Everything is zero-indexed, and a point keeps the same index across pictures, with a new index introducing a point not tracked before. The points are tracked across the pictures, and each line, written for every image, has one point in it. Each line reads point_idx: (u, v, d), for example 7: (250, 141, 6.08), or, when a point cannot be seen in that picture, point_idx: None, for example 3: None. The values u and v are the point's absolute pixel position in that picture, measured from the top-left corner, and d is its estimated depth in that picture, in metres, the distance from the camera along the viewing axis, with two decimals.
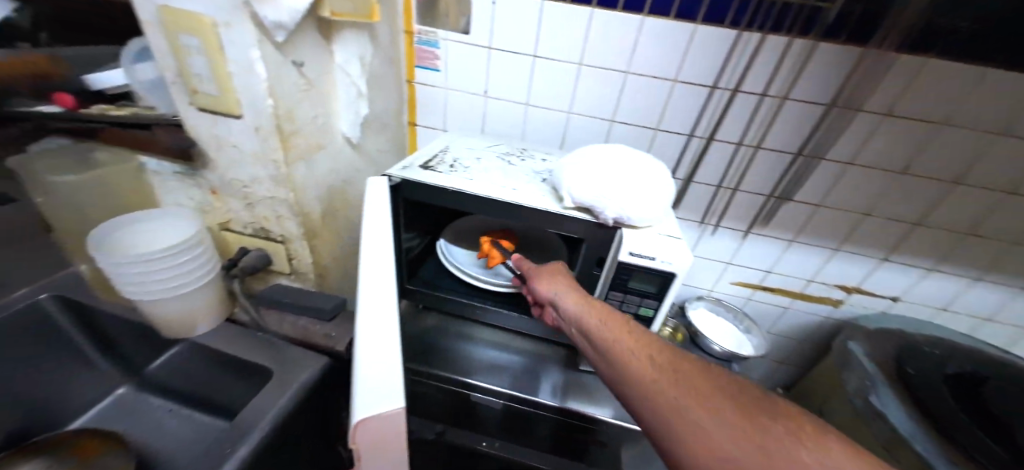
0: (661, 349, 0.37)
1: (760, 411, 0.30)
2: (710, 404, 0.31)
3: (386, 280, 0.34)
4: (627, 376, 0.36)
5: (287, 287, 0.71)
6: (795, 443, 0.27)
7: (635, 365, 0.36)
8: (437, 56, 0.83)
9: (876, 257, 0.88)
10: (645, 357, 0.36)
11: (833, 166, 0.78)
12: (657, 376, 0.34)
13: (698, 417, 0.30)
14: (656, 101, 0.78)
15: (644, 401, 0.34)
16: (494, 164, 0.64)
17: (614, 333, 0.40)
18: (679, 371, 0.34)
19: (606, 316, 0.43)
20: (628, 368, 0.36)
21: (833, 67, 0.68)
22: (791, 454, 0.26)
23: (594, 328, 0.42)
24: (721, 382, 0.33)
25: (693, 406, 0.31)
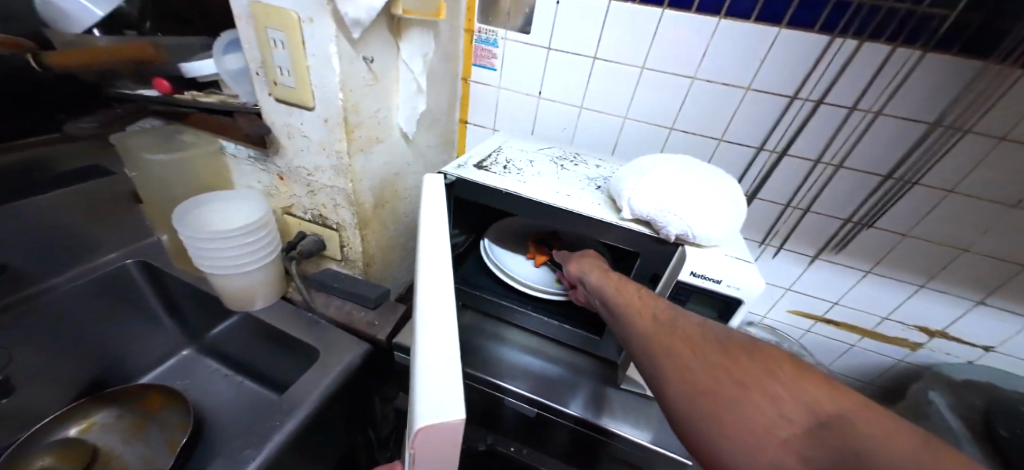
0: (672, 318, 0.40)
1: (743, 352, 0.33)
2: (710, 366, 0.33)
3: (442, 282, 0.35)
4: (640, 346, 0.39)
5: (337, 272, 0.74)
6: (769, 376, 0.31)
7: (637, 320, 0.41)
8: (494, 55, 0.83)
9: (971, 299, 0.77)
10: (647, 314, 0.41)
11: (928, 192, 0.69)
12: (665, 343, 0.37)
13: (684, 358, 0.35)
14: (723, 109, 0.73)
15: (641, 348, 0.39)
16: (547, 168, 0.63)
17: (623, 296, 0.45)
18: (686, 339, 0.36)
19: (626, 291, 0.45)
20: (630, 323, 0.42)
21: (940, 81, 0.60)
22: (762, 384, 0.30)
23: (613, 304, 0.45)
24: (721, 343, 0.35)
25: (696, 369, 0.34)
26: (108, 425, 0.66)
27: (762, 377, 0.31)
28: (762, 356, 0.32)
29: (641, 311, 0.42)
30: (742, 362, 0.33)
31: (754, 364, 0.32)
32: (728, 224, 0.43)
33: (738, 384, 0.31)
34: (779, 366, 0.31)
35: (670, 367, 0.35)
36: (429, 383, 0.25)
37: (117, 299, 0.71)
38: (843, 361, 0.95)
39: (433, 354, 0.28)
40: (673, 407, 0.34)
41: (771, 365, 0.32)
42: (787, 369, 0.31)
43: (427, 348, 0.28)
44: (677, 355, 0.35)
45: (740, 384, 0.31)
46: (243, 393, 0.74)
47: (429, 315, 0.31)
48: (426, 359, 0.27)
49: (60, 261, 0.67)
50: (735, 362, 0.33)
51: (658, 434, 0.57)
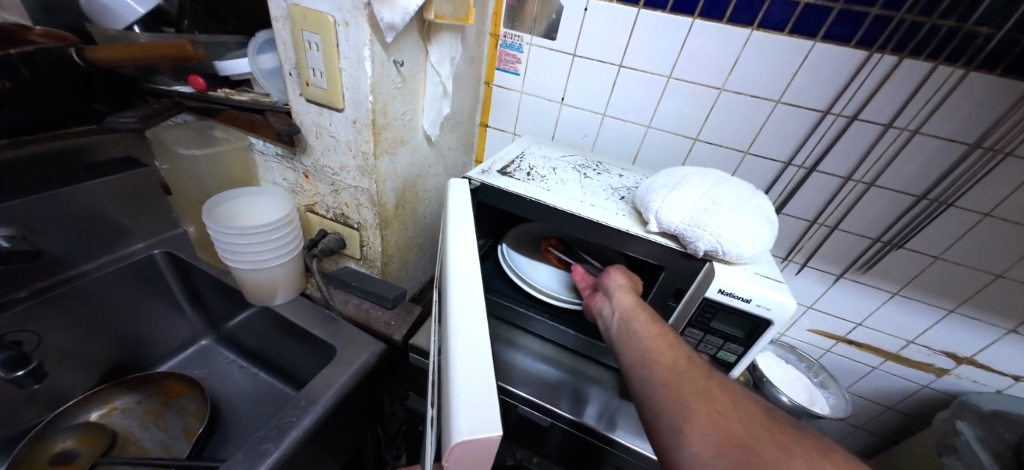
0: (702, 367, 0.38)
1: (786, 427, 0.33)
2: (750, 424, 0.32)
3: (473, 292, 0.35)
4: (664, 374, 0.37)
5: (355, 271, 0.74)
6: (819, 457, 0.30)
7: (668, 353, 0.39)
8: (518, 60, 0.83)
9: (1003, 328, 0.74)
10: (680, 354, 0.40)
11: (963, 215, 0.67)
12: (697, 384, 0.36)
13: (723, 407, 0.33)
14: (751, 121, 0.72)
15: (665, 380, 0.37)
16: (571, 176, 0.62)
17: (654, 328, 0.43)
18: (725, 391, 0.35)
19: (654, 321, 0.44)
20: (659, 352, 0.40)
21: (981, 102, 0.58)
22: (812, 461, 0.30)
23: (642, 326, 0.43)
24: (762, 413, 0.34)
25: (731, 419, 0.32)
26: (129, 409, 0.67)
27: (811, 453, 0.30)
28: (810, 437, 0.32)
29: (669, 345, 0.41)
30: (787, 433, 0.32)
31: (801, 439, 0.32)
32: (759, 240, 0.42)
33: (782, 449, 0.30)
34: (829, 449, 0.31)
35: (701, 410, 0.33)
36: (467, 396, 0.26)
37: (144, 287, 0.73)
38: (865, 383, 0.93)
39: (469, 367, 0.28)
40: (691, 449, 0.31)
41: (822, 447, 0.31)
42: (836, 454, 0.31)
43: (464, 360, 0.28)
44: (712, 398, 0.34)
45: (782, 448, 0.30)
46: (259, 385, 0.75)
47: (464, 326, 0.31)
48: (462, 371, 0.27)
49: (92, 248, 0.69)
50: (778, 432, 0.32)
51: None
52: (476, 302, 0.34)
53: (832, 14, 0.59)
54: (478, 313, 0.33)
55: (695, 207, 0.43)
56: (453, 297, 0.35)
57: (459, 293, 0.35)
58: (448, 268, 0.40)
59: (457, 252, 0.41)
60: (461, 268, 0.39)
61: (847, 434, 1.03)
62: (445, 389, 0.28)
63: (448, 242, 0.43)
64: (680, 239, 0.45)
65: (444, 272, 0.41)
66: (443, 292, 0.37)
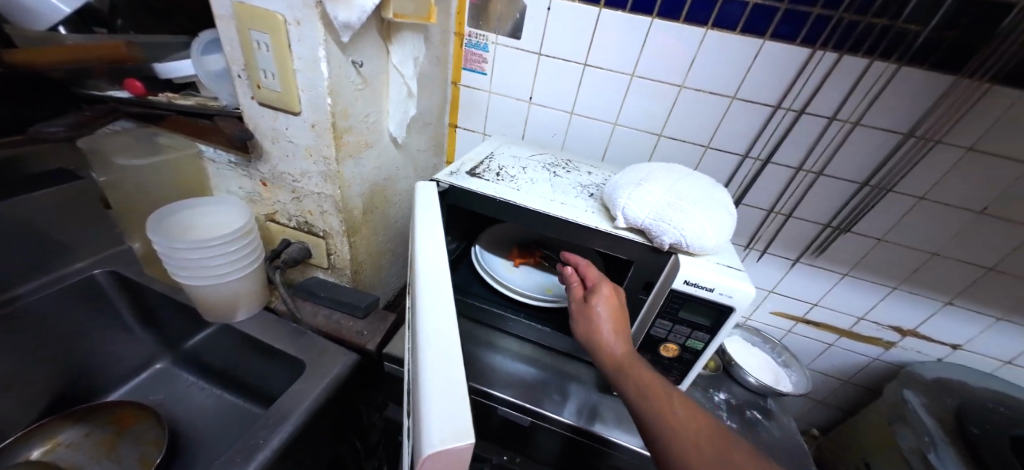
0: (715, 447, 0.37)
1: None
2: None
3: (444, 295, 0.35)
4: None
5: (324, 280, 0.72)
6: None
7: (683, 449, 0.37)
8: (485, 59, 0.83)
9: (940, 301, 0.81)
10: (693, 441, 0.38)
11: (901, 199, 0.73)
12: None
13: None
14: (710, 117, 0.75)
15: None
16: (541, 175, 0.62)
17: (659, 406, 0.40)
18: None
19: (656, 390, 0.41)
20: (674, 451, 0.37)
21: (912, 95, 0.63)
22: None
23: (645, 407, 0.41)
24: None
25: None
26: (75, 444, 0.61)
27: None
28: None
29: (681, 429, 0.39)
30: None
31: None
32: (720, 231, 0.43)
33: None
34: None
35: None
36: (438, 401, 0.25)
37: (86, 308, 0.67)
38: (823, 360, 0.99)
39: (441, 372, 0.27)
40: None
41: None
42: None
43: (436, 369, 0.28)
44: None
45: None
46: (224, 406, 0.71)
47: (435, 334, 0.31)
48: (434, 377, 0.27)
49: (25, 269, 0.63)
50: None
51: None
52: (447, 308, 0.34)
53: (777, 15, 0.63)
54: (450, 318, 0.33)
55: (659, 202, 0.44)
56: (423, 304, 0.34)
57: (429, 299, 0.34)
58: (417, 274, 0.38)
59: (427, 256, 0.40)
60: (429, 273, 0.37)
61: (810, 409, 1.09)
62: (416, 399, 0.27)
63: (416, 248, 0.42)
64: (647, 229, 0.45)
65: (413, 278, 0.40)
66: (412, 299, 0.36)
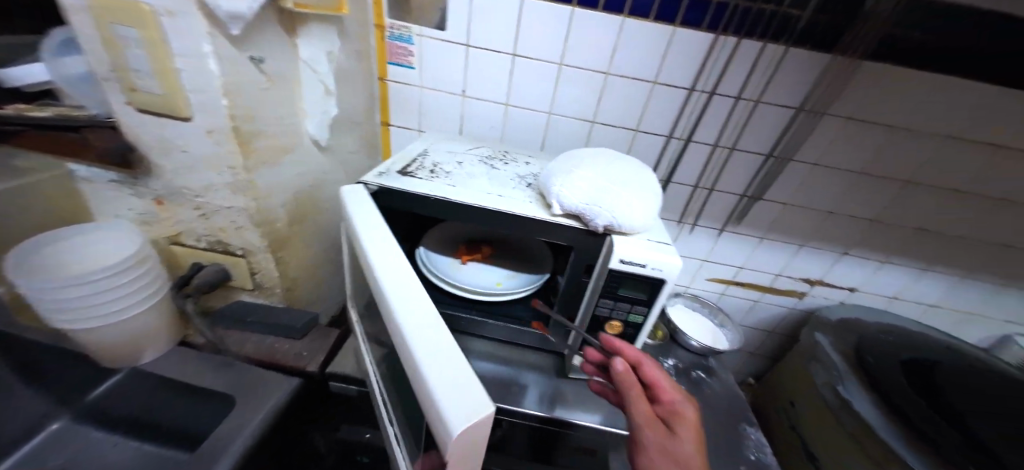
0: None
1: None
2: None
3: (414, 287, 0.34)
4: None
5: (251, 305, 0.64)
6: None
7: None
8: (411, 53, 0.79)
9: (838, 252, 0.93)
10: None
11: (801, 167, 0.82)
12: None
13: None
14: (636, 102, 0.78)
15: None
16: (478, 169, 0.61)
17: None
18: None
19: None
20: None
21: (801, 72, 0.71)
22: None
23: None
24: None
25: None
26: None
27: None
28: None
29: None
30: None
31: None
32: (648, 208, 0.46)
33: None
34: None
35: None
36: (445, 385, 0.26)
37: None
38: (753, 316, 1.10)
39: (439, 358, 0.27)
40: None
41: None
42: None
43: (432, 359, 0.27)
44: None
45: None
46: None
47: (420, 327, 0.30)
48: (434, 367, 0.27)
49: None
50: None
51: (607, 415, 0.61)
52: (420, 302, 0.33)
53: (684, 2, 0.67)
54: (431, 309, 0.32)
55: (590, 186, 0.45)
56: (393, 309, 0.32)
57: (401, 297, 0.33)
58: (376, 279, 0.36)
59: (378, 258, 0.38)
60: (393, 272, 0.36)
61: (747, 362, 1.21)
62: (421, 391, 0.27)
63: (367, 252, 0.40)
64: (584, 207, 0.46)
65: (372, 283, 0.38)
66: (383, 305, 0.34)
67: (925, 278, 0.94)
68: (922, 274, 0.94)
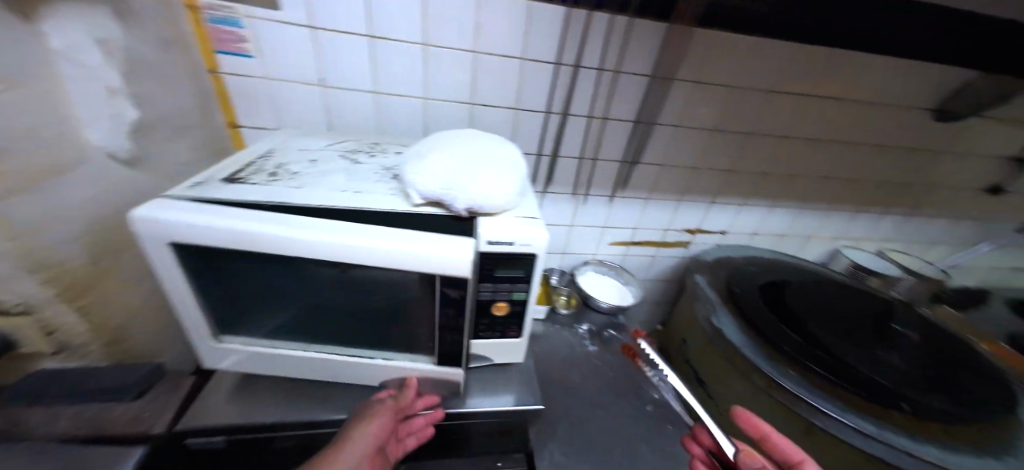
0: None
1: None
2: None
3: (357, 231, 0.40)
4: None
5: (56, 373, 0.48)
6: None
7: None
8: (243, 38, 0.67)
9: (706, 202, 1.06)
10: None
11: (665, 130, 0.90)
12: None
13: None
14: (509, 79, 0.78)
15: None
16: (337, 165, 0.54)
17: None
18: None
19: None
20: None
21: (648, 41, 0.76)
22: None
23: None
24: None
25: None
26: None
27: None
28: None
29: None
30: None
31: None
32: (507, 188, 0.45)
33: None
34: None
35: None
36: (451, 256, 0.40)
37: None
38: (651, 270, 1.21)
39: (432, 249, 0.39)
40: None
41: None
42: None
43: (429, 250, 0.39)
44: None
45: None
46: None
47: (394, 246, 0.39)
48: (436, 254, 0.39)
49: None
50: None
51: (519, 393, 0.63)
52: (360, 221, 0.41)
53: None
54: (374, 218, 0.42)
55: (446, 170, 0.43)
56: (358, 252, 0.39)
57: (353, 239, 0.39)
58: (311, 248, 0.39)
59: (298, 234, 0.38)
60: (322, 233, 0.39)
61: (654, 311, 1.34)
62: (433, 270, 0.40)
63: (272, 237, 0.39)
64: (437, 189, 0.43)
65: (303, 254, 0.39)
66: (343, 257, 0.40)
67: (772, 213, 1.12)
68: (769, 211, 1.12)
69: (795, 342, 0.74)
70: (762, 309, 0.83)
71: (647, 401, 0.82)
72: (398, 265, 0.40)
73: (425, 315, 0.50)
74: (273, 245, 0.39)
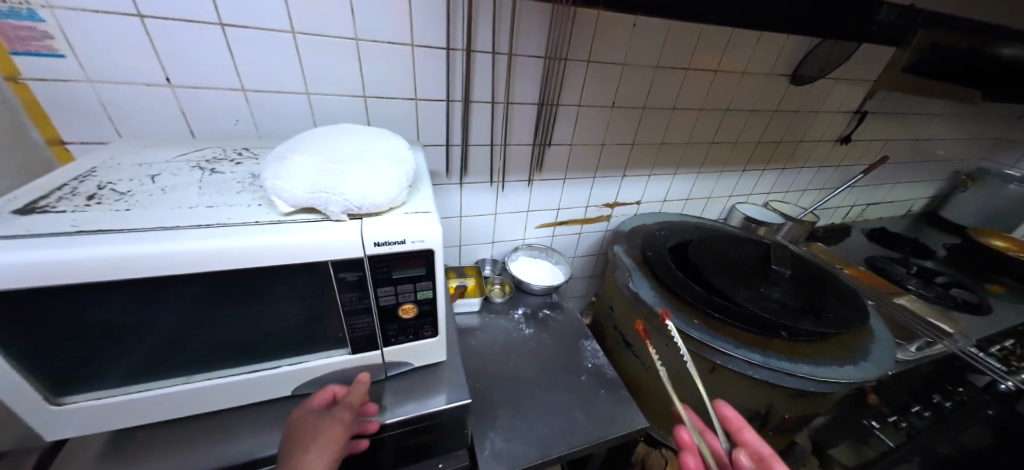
0: None
1: None
2: None
3: (242, 229, 0.39)
4: None
5: None
6: None
7: None
8: (46, 33, 0.55)
9: (618, 176, 1.12)
10: None
11: (568, 109, 0.92)
12: None
13: None
14: (401, 68, 0.73)
15: None
16: (187, 178, 0.48)
17: None
18: None
19: None
20: None
21: (536, 22, 0.77)
22: None
23: None
24: None
25: None
26: None
27: None
28: None
29: None
30: None
31: None
32: (399, 172, 0.45)
33: None
34: None
35: None
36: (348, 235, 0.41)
37: None
38: (580, 247, 1.26)
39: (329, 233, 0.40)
40: None
41: None
42: None
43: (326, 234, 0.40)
44: None
45: None
46: None
47: (290, 236, 0.39)
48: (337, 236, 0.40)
49: None
50: None
51: (451, 390, 0.59)
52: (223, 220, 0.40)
53: None
54: (238, 215, 0.41)
55: (312, 173, 0.41)
56: (227, 253, 0.38)
57: (216, 241, 0.38)
58: (170, 260, 0.37)
59: (176, 247, 0.37)
60: (199, 240, 0.37)
61: (589, 286, 1.40)
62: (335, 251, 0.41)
63: (117, 256, 0.35)
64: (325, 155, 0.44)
65: (162, 270, 0.37)
66: (211, 263, 0.38)
67: (677, 180, 1.22)
68: (674, 178, 1.21)
69: (696, 294, 0.81)
70: (670, 269, 0.90)
71: (582, 371, 0.85)
72: (273, 259, 0.40)
73: (328, 315, 0.48)
74: (117, 265, 0.36)
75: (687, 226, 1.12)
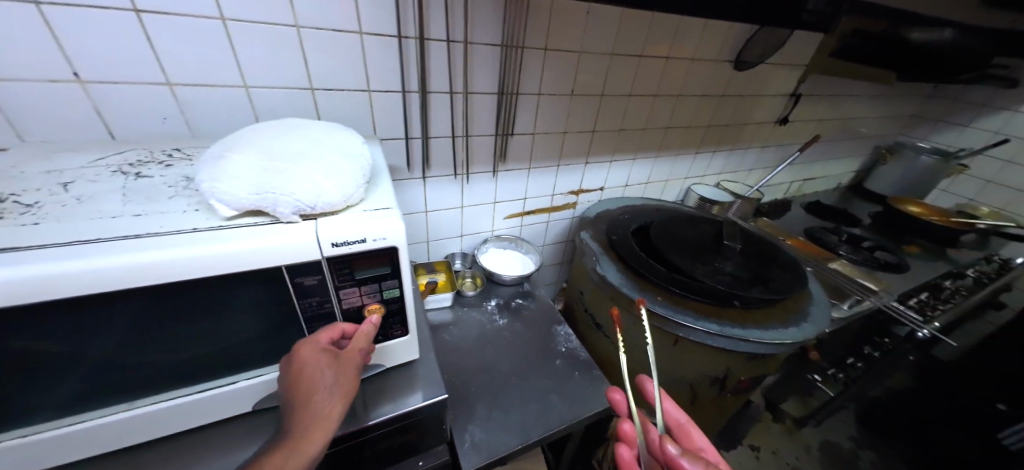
0: None
1: None
2: None
3: (180, 238, 0.36)
4: None
5: None
6: None
7: None
8: None
9: (581, 163, 1.14)
10: None
11: (529, 98, 0.92)
12: None
13: None
14: (350, 58, 0.69)
15: None
16: (107, 185, 0.43)
17: None
18: None
19: None
20: None
21: (489, 9, 0.75)
22: None
23: None
24: None
25: None
26: None
27: None
28: None
29: None
30: None
31: None
32: (350, 160, 0.43)
33: None
34: None
35: None
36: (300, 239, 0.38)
37: None
38: (547, 235, 1.28)
39: (278, 239, 0.38)
40: None
41: None
42: None
43: (276, 239, 0.38)
44: None
45: None
46: None
47: (235, 243, 0.37)
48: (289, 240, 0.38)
49: None
50: None
51: (428, 387, 0.58)
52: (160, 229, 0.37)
53: None
54: (171, 223, 0.38)
55: (256, 172, 0.38)
56: (167, 265, 0.35)
57: (148, 253, 0.34)
58: (94, 279, 0.33)
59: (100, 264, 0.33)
60: (129, 255, 0.34)
61: (560, 273, 1.43)
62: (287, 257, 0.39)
63: (27, 279, 0.31)
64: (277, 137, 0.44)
65: (84, 290, 0.33)
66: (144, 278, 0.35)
67: (636, 165, 1.26)
68: (634, 163, 1.25)
69: (658, 272, 0.85)
70: (633, 251, 0.93)
71: (556, 356, 0.87)
72: (216, 269, 0.37)
73: (288, 323, 0.45)
74: (33, 288, 0.32)
75: (648, 209, 1.17)
